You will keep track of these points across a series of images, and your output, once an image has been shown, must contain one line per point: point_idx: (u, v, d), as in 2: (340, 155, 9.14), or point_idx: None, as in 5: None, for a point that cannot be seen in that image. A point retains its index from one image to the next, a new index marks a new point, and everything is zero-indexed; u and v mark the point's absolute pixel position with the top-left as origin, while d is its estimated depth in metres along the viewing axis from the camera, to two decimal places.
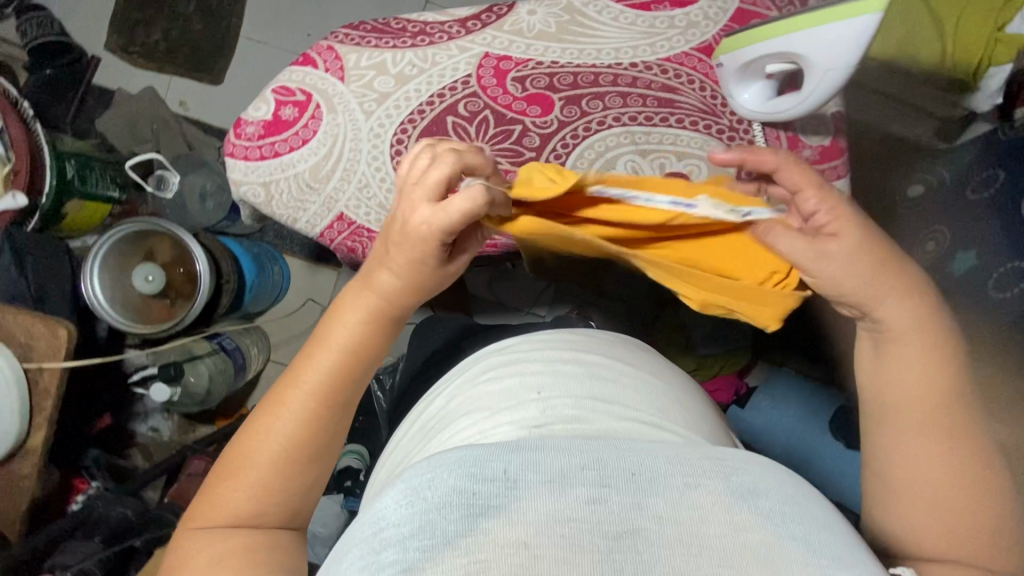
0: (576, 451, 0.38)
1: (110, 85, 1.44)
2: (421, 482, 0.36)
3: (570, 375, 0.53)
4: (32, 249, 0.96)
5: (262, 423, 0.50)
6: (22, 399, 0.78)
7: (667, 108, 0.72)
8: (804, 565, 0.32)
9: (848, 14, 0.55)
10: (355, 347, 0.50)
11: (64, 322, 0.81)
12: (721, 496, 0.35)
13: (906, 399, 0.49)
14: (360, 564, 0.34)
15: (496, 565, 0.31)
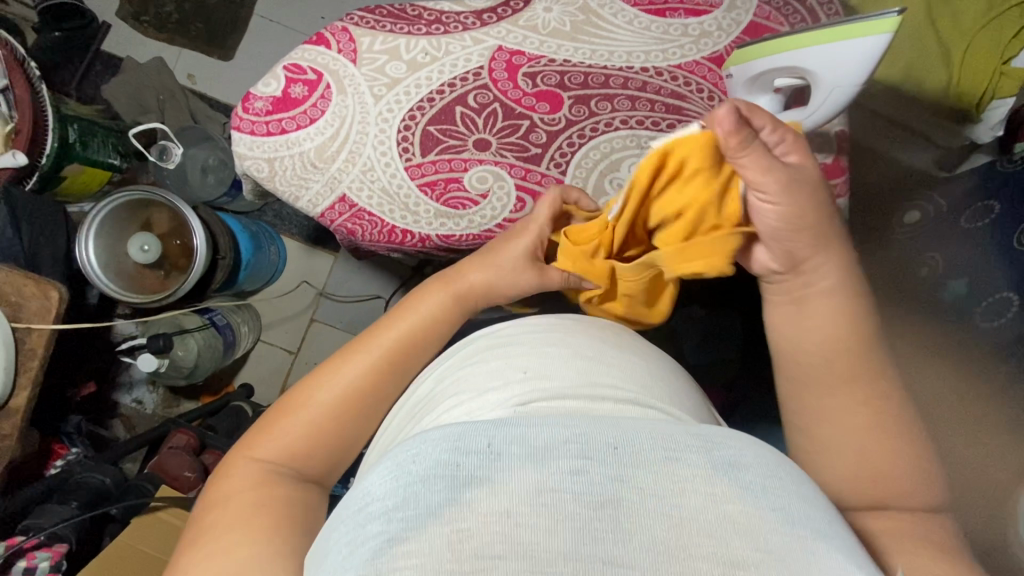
0: (562, 426, 0.38)
1: (118, 53, 1.43)
2: (406, 457, 0.37)
3: (559, 356, 0.53)
4: (28, 208, 0.95)
5: (330, 374, 0.57)
6: (9, 358, 0.77)
7: (675, 115, 0.73)
8: (784, 536, 0.33)
9: (856, 34, 0.55)
10: (421, 323, 0.59)
11: (56, 284, 0.81)
12: (703, 470, 0.35)
13: (820, 365, 0.54)
14: (348, 535, 0.35)
15: (480, 533, 0.32)
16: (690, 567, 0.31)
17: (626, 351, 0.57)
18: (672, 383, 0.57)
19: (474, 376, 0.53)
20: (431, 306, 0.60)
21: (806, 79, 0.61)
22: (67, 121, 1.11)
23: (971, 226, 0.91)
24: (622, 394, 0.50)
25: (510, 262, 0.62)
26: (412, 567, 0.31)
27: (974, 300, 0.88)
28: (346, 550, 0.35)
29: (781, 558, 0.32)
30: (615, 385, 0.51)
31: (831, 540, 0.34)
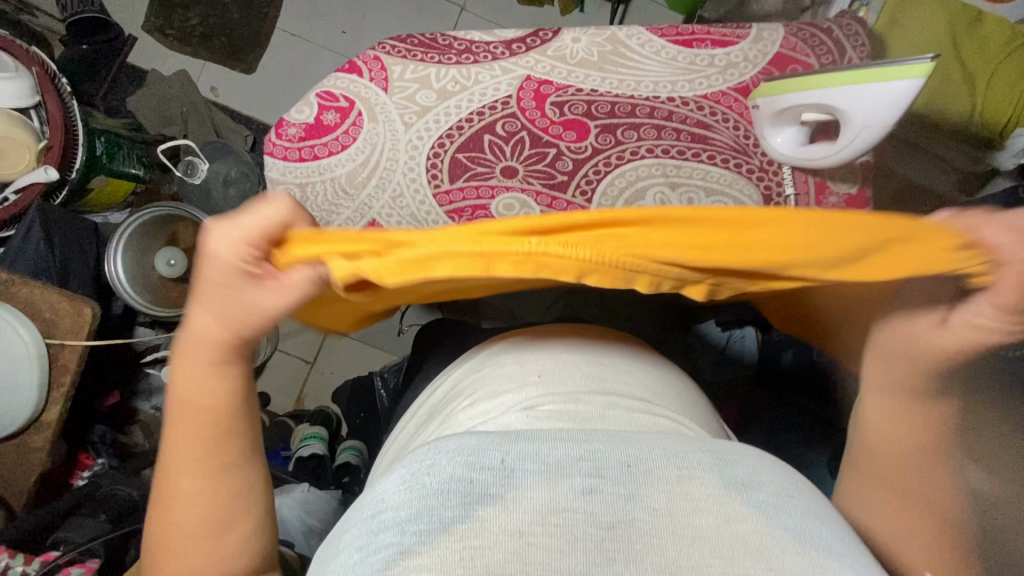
0: (572, 444, 0.39)
1: (142, 65, 1.45)
2: (421, 469, 0.38)
3: (570, 362, 0.55)
4: (62, 223, 0.97)
5: (158, 505, 0.44)
6: (43, 374, 0.79)
7: (700, 144, 0.73)
8: (795, 555, 0.33)
9: (889, 76, 0.56)
10: (213, 406, 0.44)
11: (90, 301, 0.83)
12: (714, 491, 0.36)
13: (880, 416, 0.48)
14: (360, 541, 0.36)
15: (492, 551, 0.33)
16: None
17: (642, 359, 0.58)
18: (690, 399, 0.57)
19: (491, 381, 0.55)
20: (206, 384, 0.44)
21: (836, 115, 0.61)
22: (94, 134, 1.14)
23: None
24: (635, 404, 0.51)
25: (251, 283, 0.40)
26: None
27: None
28: (358, 555, 0.36)
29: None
30: (625, 396, 0.52)
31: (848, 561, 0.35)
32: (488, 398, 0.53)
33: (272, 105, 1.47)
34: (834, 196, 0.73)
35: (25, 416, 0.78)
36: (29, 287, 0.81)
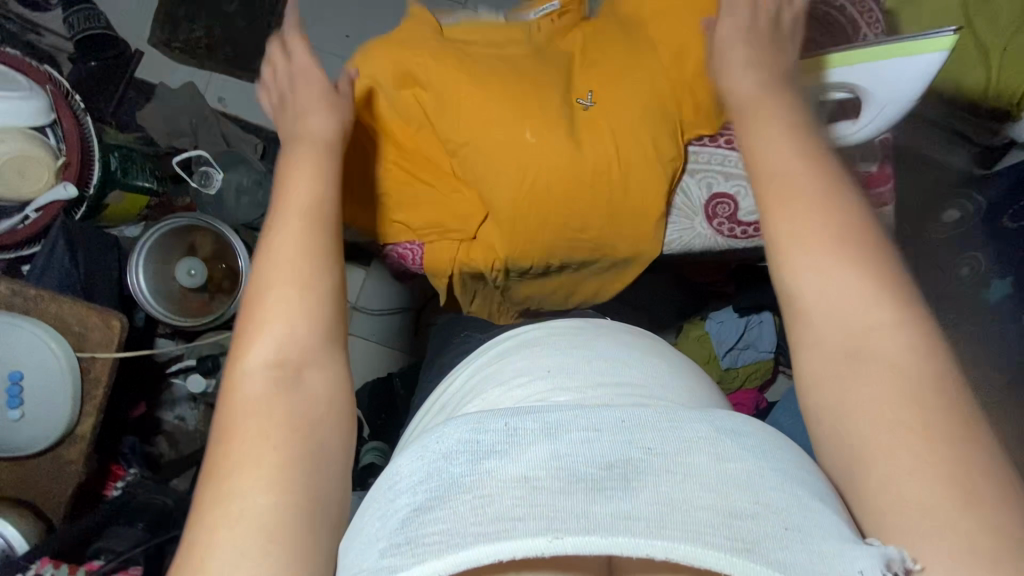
0: (571, 409, 0.39)
1: (151, 79, 1.46)
2: (431, 440, 0.39)
3: (577, 357, 0.56)
4: (83, 240, 0.98)
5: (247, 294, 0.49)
6: (75, 387, 0.80)
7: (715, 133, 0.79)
8: (783, 490, 0.34)
9: (912, 51, 0.56)
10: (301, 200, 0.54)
11: (117, 313, 0.83)
12: (707, 434, 0.36)
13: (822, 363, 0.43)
14: (380, 511, 0.37)
15: (499, 498, 0.33)
16: (696, 516, 0.32)
17: (648, 353, 0.58)
18: (698, 388, 0.57)
19: (502, 375, 0.57)
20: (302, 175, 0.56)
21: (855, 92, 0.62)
22: (109, 149, 1.15)
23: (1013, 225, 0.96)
24: (639, 390, 0.52)
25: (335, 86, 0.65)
26: (440, 533, 0.32)
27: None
28: (379, 522, 0.36)
29: (782, 510, 0.32)
30: (630, 384, 0.52)
31: (829, 503, 0.35)
32: (500, 391, 0.55)
33: None
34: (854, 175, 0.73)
35: (60, 430, 0.80)
36: (57, 301, 0.82)
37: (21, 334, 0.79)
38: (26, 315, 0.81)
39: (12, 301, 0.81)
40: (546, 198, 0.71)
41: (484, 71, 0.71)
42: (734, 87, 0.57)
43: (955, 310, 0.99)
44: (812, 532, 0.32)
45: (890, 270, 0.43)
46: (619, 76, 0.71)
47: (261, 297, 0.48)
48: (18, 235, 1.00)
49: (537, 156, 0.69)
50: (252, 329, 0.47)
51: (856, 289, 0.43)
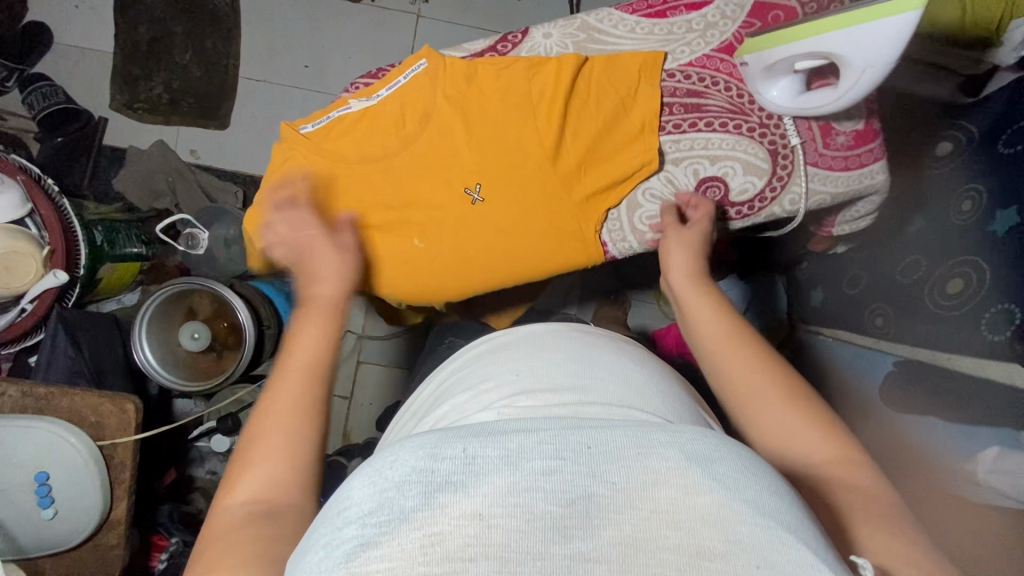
0: (531, 430, 0.36)
1: (121, 144, 1.45)
2: (384, 463, 0.35)
3: (552, 366, 0.55)
4: (82, 325, 0.98)
5: (258, 436, 0.51)
6: (102, 477, 0.81)
7: (695, 113, 0.72)
8: (755, 527, 0.32)
9: (882, 14, 0.54)
10: (310, 362, 0.55)
11: (129, 396, 0.83)
12: (677, 461, 0.34)
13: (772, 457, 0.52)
14: (323, 538, 0.33)
15: (451, 537, 0.30)
16: (657, 559, 0.30)
17: (623, 360, 0.57)
18: (672, 391, 0.56)
19: (475, 389, 0.55)
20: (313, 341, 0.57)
21: (831, 59, 0.59)
22: (91, 224, 1.14)
23: (1010, 150, 0.95)
24: (607, 401, 0.50)
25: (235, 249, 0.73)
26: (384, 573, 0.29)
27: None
28: (322, 554, 0.32)
29: (748, 548, 0.31)
30: (593, 396, 0.50)
31: (802, 526, 0.33)
32: (468, 398, 0.54)
33: (255, 155, 1.48)
34: (841, 135, 0.71)
35: (95, 520, 0.80)
36: (69, 395, 0.82)
37: (38, 435, 0.79)
38: (39, 413, 0.81)
39: (24, 402, 0.81)
40: (476, 286, 0.77)
41: (375, 192, 0.72)
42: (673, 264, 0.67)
43: (962, 248, 0.97)
44: (788, 573, 0.29)
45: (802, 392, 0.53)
46: (504, 168, 0.71)
47: (267, 436, 0.50)
48: (18, 329, 0.99)
49: (432, 261, 0.74)
50: (243, 473, 0.49)
51: (786, 421, 0.51)
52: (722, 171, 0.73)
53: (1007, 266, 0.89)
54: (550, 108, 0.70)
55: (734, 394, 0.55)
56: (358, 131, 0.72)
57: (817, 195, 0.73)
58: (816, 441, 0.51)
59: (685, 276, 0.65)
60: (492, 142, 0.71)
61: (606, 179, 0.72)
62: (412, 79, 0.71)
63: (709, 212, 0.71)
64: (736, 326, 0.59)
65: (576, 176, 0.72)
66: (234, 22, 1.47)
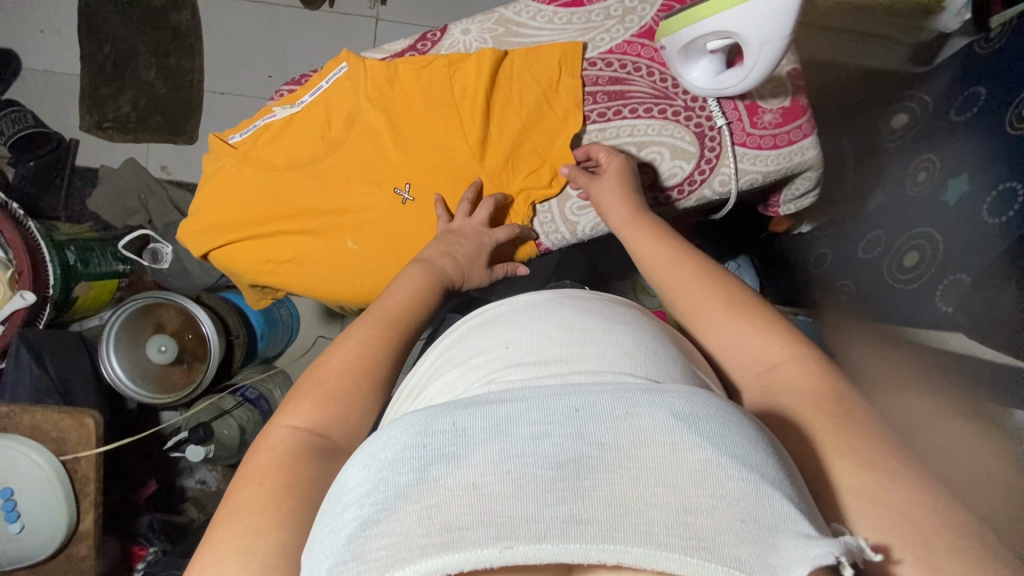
0: (519, 399, 0.37)
1: (93, 164, 1.47)
2: (377, 446, 0.36)
3: (541, 321, 0.53)
4: (45, 345, 1.00)
5: (328, 373, 0.55)
6: (66, 490, 0.83)
7: (619, 100, 0.73)
8: (739, 480, 0.32)
9: None
10: (387, 315, 0.60)
11: (89, 411, 0.85)
12: (665, 420, 0.34)
13: (743, 383, 0.54)
14: (329, 523, 0.35)
15: (447, 507, 0.31)
16: (647, 517, 0.31)
17: (613, 314, 0.55)
18: (664, 338, 0.54)
19: (460, 357, 0.53)
20: (395, 295, 0.62)
21: (735, 39, 0.60)
22: (64, 245, 1.14)
23: (962, 117, 0.94)
24: (597, 361, 0.47)
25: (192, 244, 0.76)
26: (385, 549, 0.30)
27: (982, 194, 0.87)
28: (327, 539, 0.34)
29: (736, 503, 0.31)
30: (587, 350, 0.48)
31: (778, 482, 0.33)
32: (451, 363, 0.54)
33: None
34: (768, 113, 0.71)
35: (62, 533, 0.82)
36: (31, 413, 0.84)
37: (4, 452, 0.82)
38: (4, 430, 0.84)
39: None
40: None
41: (304, 196, 0.73)
42: (608, 213, 0.69)
43: (920, 220, 0.95)
44: (772, 525, 0.31)
45: (768, 321, 0.55)
46: (435, 164, 0.72)
47: (333, 382, 0.54)
48: None
49: (367, 261, 0.73)
50: (293, 407, 0.53)
51: (742, 338, 0.55)
52: (653, 155, 0.73)
53: (961, 237, 0.88)
54: (471, 103, 0.71)
55: (704, 324, 0.58)
56: (284, 137, 0.74)
57: (748, 175, 0.73)
58: (763, 342, 0.54)
59: (620, 215, 0.67)
60: (419, 139, 0.72)
61: (536, 171, 0.73)
62: (334, 83, 0.73)
63: (609, 151, 0.71)
64: (695, 265, 0.61)
65: (504, 165, 0.73)
66: (196, 37, 1.49)
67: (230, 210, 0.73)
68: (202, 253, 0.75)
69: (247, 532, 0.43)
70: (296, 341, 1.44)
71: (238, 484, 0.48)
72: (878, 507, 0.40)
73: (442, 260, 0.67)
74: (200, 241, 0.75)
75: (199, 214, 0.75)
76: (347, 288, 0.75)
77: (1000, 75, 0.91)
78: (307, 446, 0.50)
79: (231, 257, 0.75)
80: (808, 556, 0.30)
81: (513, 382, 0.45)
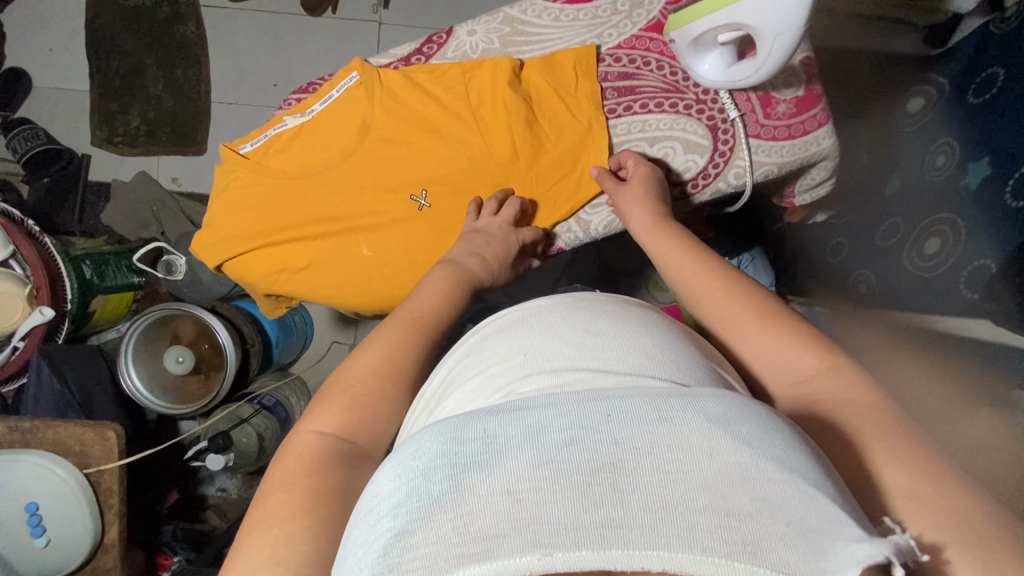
0: (549, 404, 0.36)
1: (105, 179, 1.49)
2: (408, 455, 0.36)
3: (561, 326, 0.52)
4: (66, 359, 1.02)
5: (348, 378, 0.54)
6: (91, 503, 0.84)
7: (629, 96, 0.72)
8: (778, 482, 0.31)
9: None
10: (417, 319, 0.59)
11: (110, 423, 0.85)
12: (698, 426, 0.34)
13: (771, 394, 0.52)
14: (361, 533, 0.34)
15: (482, 514, 0.31)
16: (689, 521, 0.30)
17: (631, 316, 0.55)
18: (684, 339, 0.54)
19: (478, 364, 0.52)
20: (423, 299, 0.62)
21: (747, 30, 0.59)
22: (80, 259, 1.15)
23: (978, 100, 0.92)
24: (621, 366, 0.47)
25: (207, 258, 0.76)
26: (422, 559, 0.30)
27: (1002, 177, 0.85)
28: (359, 551, 0.33)
29: (777, 506, 0.31)
30: (609, 355, 0.48)
31: (818, 483, 0.33)
32: (468, 369, 0.53)
33: None
34: (782, 103, 0.69)
35: (88, 545, 0.83)
36: (52, 427, 0.85)
37: (28, 467, 0.82)
38: (26, 447, 0.84)
39: (11, 437, 0.84)
40: None
41: (317, 203, 0.73)
42: (634, 221, 0.67)
43: (939, 205, 0.93)
44: (815, 528, 0.30)
45: (794, 326, 0.54)
46: (449, 171, 0.72)
47: (356, 390, 0.53)
48: (12, 367, 1.05)
49: (382, 269, 0.73)
50: (317, 414, 0.53)
51: (770, 346, 0.53)
52: (666, 151, 0.72)
53: (984, 221, 0.86)
54: (487, 110, 0.71)
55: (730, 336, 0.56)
56: (295, 146, 0.73)
57: (762, 167, 0.71)
58: (795, 352, 0.52)
59: (645, 225, 0.66)
60: (431, 145, 0.72)
61: (554, 177, 0.73)
62: (345, 91, 0.72)
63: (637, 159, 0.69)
64: (718, 273, 0.59)
65: (521, 170, 0.72)
66: (202, 49, 1.50)
67: (243, 222, 0.74)
68: (218, 266, 0.75)
69: (278, 541, 0.43)
70: (310, 347, 1.44)
71: (265, 493, 0.47)
72: (920, 502, 0.39)
73: (470, 260, 0.66)
74: (214, 254, 0.75)
75: (213, 228, 0.75)
76: (362, 296, 0.75)
77: (1016, 55, 0.88)
78: (333, 453, 0.50)
79: (246, 269, 0.76)
80: (856, 558, 0.29)
81: (537, 390, 0.45)
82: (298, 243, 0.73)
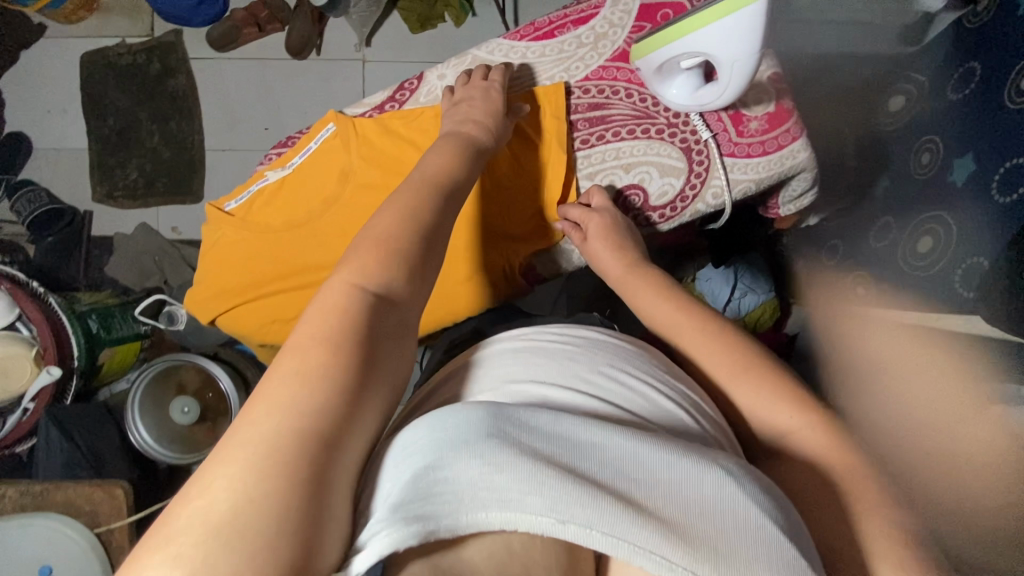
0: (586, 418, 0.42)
1: (108, 233, 1.52)
2: (454, 413, 0.41)
3: (586, 335, 0.56)
4: (72, 421, 1.05)
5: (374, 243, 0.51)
6: (103, 562, 0.84)
7: (601, 125, 0.73)
8: (768, 536, 0.36)
9: (730, 9, 0.56)
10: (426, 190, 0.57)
11: (118, 482, 0.88)
12: (710, 471, 0.38)
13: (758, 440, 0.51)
14: (392, 476, 0.39)
15: (513, 475, 0.36)
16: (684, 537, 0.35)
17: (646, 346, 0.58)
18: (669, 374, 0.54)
19: (490, 353, 0.56)
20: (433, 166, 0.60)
21: (707, 57, 0.61)
22: (85, 314, 1.17)
23: (959, 95, 0.92)
24: (637, 386, 0.50)
25: (204, 316, 0.79)
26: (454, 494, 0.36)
27: (989, 174, 0.84)
28: (393, 484, 0.39)
29: (763, 554, 0.35)
30: (627, 371, 0.52)
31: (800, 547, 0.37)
32: (488, 352, 0.56)
33: None
34: (753, 120, 0.70)
35: None
36: (63, 488, 0.87)
37: (41, 530, 0.84)
38: (37, 508, 0.86)
39: (24, 501, 0.86)
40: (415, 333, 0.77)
41: (302, 255, 0.74)
42: (603, 265, 0.67)
43: (931, 204, 0.92)
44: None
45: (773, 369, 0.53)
46: None
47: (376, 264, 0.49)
48: (23, 428, 1.07)
49: None
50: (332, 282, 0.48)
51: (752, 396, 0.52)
52: (641, 176, 0.73)
53: (975, 217, 0.84)
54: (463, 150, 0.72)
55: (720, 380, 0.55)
56: (277, 200, 0.75)
57: (740, 184, 0.72)
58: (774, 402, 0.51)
59: (612, 265, 0.66)
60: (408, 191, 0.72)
61: (526, 214, 0.76)
62: (322, 143, 0.75)
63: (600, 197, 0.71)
64: (697, 319, 0.58)
65: (495, 208, 0.74)
66: (193, 100, 1.54)
67: (232, 278, 0.76)
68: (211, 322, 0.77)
69: (283, 426, 0.38)
70: None
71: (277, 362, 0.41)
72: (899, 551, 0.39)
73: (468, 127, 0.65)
74: (207, 311, 0.77)
75: (205, 285, 0.78)
76: None
77: (994, 47, 0.88)
78: (370, 312, 0.46)
79: (238, 325, 0.77)
80: None
81: (552, 389, 0.49)
82: (286, 296, 0.74)
